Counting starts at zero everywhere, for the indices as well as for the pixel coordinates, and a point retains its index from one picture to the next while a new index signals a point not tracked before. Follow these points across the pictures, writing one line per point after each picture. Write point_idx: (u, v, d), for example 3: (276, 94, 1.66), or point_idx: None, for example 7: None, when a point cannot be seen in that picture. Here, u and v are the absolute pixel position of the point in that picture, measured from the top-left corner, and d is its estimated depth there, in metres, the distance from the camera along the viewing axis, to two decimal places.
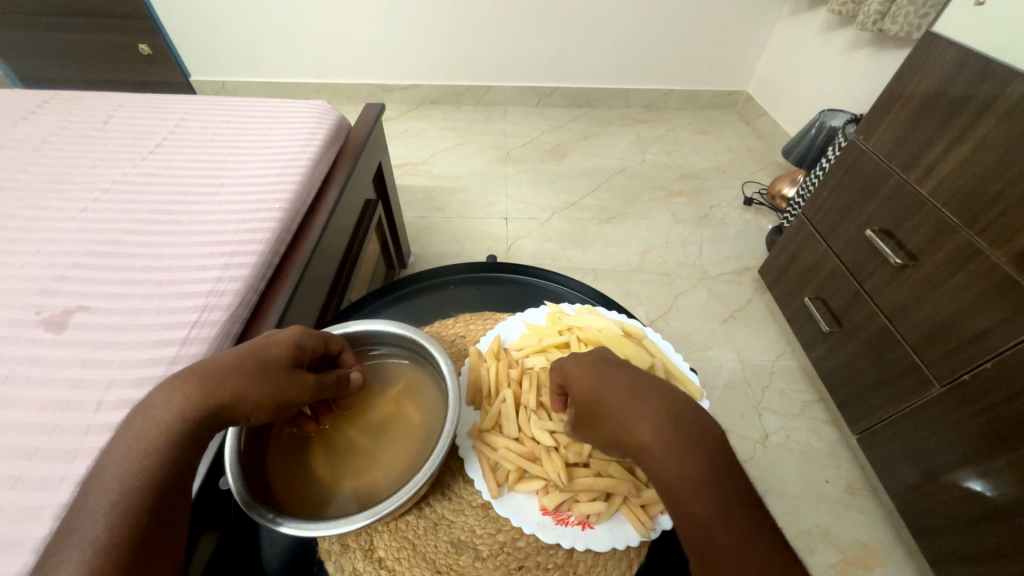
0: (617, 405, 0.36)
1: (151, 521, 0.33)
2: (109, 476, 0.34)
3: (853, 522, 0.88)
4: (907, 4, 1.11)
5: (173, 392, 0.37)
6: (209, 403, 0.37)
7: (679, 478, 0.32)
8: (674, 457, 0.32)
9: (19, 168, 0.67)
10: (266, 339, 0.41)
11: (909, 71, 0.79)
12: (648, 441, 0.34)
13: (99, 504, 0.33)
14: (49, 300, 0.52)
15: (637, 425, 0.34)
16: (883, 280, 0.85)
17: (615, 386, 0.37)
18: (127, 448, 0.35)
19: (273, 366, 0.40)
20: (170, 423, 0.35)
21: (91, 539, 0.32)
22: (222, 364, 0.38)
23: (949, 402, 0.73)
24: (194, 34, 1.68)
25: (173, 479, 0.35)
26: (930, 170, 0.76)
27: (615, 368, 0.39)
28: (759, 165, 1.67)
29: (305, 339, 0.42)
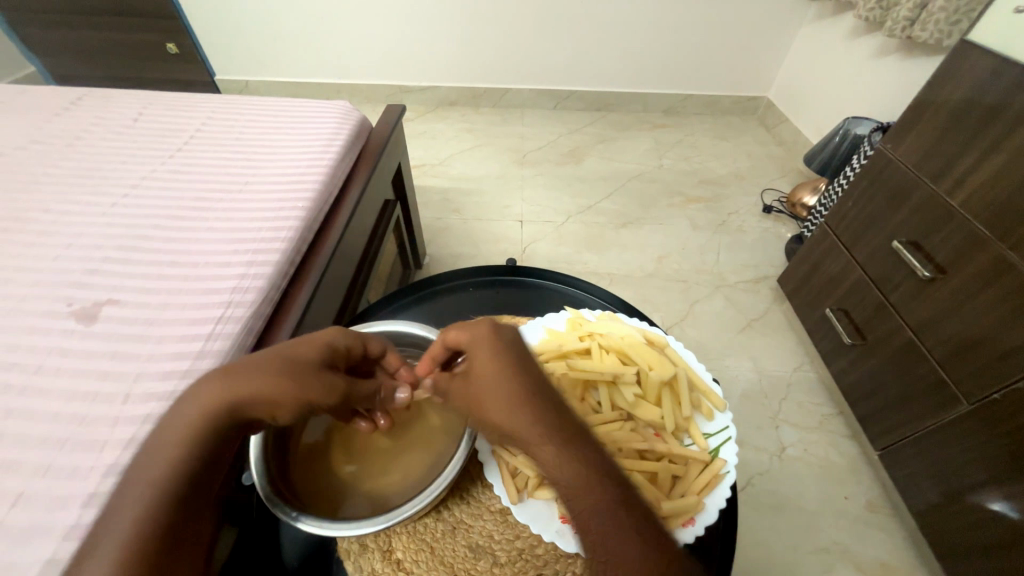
0: (519, 398, 0.37)
1: (178, 516, 0.34)
2: (147, 468, 0.35)
3: (872, 540, 0.86)
4: (937, 10, 1.08)
5: (209, 393, 0.37)
6: (244, 405, 0.37)
7: (576, 469, 0.34)
8: (569, 449, 0.35)
9: (53, 163, 0.69)
10: (298, 339, 0.41)
11: (941, 78, 0.77)
12: (544, 437, 0.35)
13: (135, 496, 0.34)
14: (80, 292, 0.53)
15: (535, 419, 0.36)
16: (909, 293, 0.83)
17: (518, 378, 0.38)
18: (166, 441, 0.36)
19: (303, 367, 0.39)
20: (206, 422, 0.36)
21: (124, 530, 0.33)
22: (252, 363, 0.38)
23: (977, 421, 0.70)
24: (220, 34, 1.72)
25: (201, 476, 0.36)
26: (960, 182, 0.74)
27: (521, 357, 0.40)
28: (779, 172, 1.64)
29: (336, 340, 0.42)
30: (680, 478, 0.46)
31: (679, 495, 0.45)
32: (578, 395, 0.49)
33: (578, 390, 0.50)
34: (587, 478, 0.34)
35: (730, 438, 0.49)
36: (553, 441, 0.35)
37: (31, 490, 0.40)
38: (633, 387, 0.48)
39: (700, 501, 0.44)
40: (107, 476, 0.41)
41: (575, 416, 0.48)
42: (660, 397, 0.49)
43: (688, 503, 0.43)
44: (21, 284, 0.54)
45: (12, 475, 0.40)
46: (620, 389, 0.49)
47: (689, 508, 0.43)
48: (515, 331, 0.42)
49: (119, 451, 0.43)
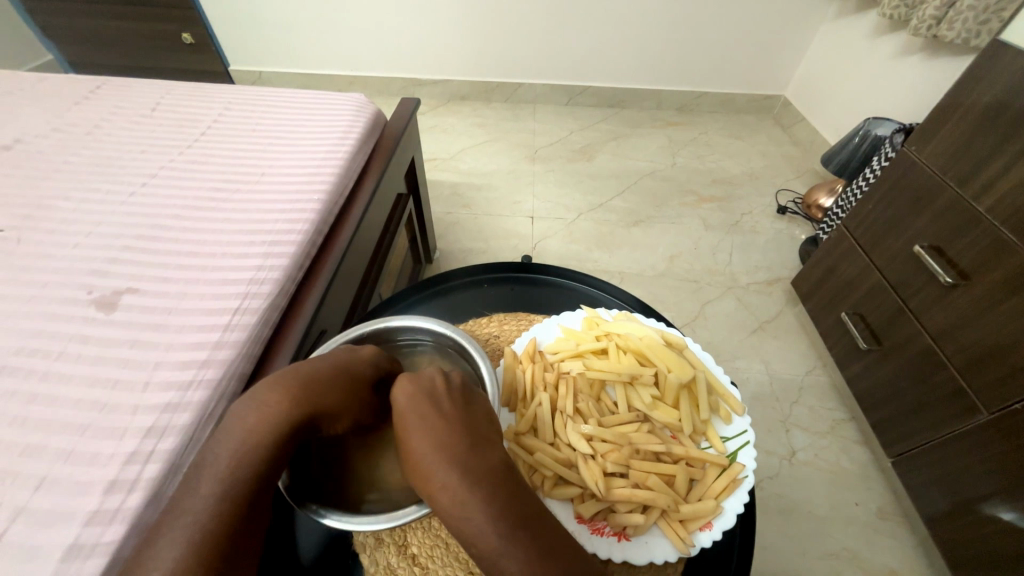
0: (425, 447, 0.39)
1: (241, 511, 0.36)
2: (216, 463, 0.38)
3: (881, 547, 0.85)
4: (966, 8, 1.05)
5: (278, 394, 0.40)
6: (308, 407, 0.41)
7: (471, 518, 0.36)
8: (461, 497, 0.36)
9: (73, 151, 0.70)
10: (352, 355, 0.45)
11: (971, 80, 0.76)
12: (441, 487, 0.37)
13: (205, 491, 0.36)
14: (101, 281, 0.54)
15: (426, 473, 0.38)
16: (929, 299, 0.81)
17: (422, 429, 0.40)
18: (234, 440, 0.38)
19: (361, 381, 0.44)
20: (277, 420, 0.39)
21: (196, 523, 0.35)
22: (318, 374, 0.42)
23: (995, 432, 0.69)
24: (234, 25, 1.72)
25: (264, 475, 0.38)
26: (988, 186, 0.72)
27: (424, 406, 0.41)
28: (794, 173, 1.61)
29: (383, 358, 0.47)
30: (698, 482, 0.45)
31: (697, 499, 0.44)
32: (593, 396, 0.50)
33: (593, 390, 0.50)
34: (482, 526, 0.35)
35: (749, 443, 0.48)
36: (448, 491, 0.37)
37: (53, 474, 0.40)
38: (650, 389, 0.49)
39: (717, 505, 0.43)
40: (128, 462, 0.42)
41: (591, 417, 0.48)
42: (677, 400, 0.49)
43: (706, 508, 0.43)
44: (42, 270, 0.54)
45: (35, 459, 0.41)
46: (637, 390, 0.49)
47: (706, 513, 0.43)
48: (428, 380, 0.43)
49: (139, 438, 0.43)
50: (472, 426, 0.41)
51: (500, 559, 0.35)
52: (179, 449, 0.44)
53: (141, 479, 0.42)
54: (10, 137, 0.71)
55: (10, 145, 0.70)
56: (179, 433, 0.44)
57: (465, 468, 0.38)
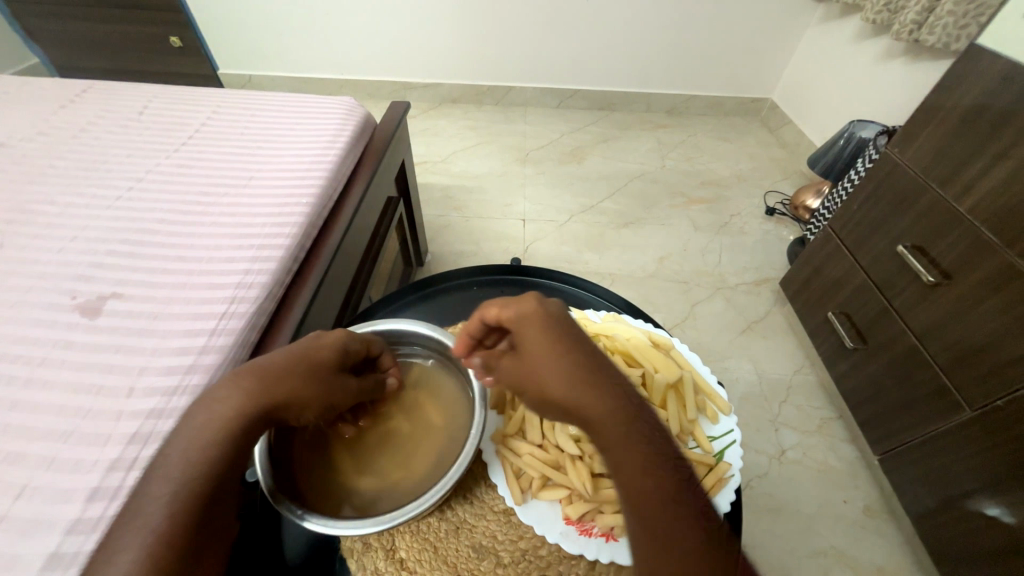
0: (581, 371, 0.38)
1: (203, 514, 0.35)
2: (170, 465, 0.37)
3: (869, 544, 0.86)
4: (945, 14, 1.08)
5: (233, 390, 0.39)
6: (266, 403, 0.39)
7: (636, 443, 0.36)
8: (627, 420, 0.37)
9: (58, 155, 0.69)
10: (315, 342, 0.43)
11: (950, 84, 0.77)
12: (602, 409, 0.37)
13: (159, 494, 0.35)
14: (85, 286, 0.53)
15: (598, 396, 0.37)
16: (913, 297, 0.83)
17: (582, 357, 0.39)
18: (189, 440, 0.37)
19: (324, 369, 0.42)
20: (229, 419, 0.38)
21: (153, 526, 0.34)
22: (276, 365, 0.41)
23: (979, 428, 0.70)
24: (223, 28, 1.71)
25: (226, 475, 0.37)
26: (970, 187, 0.74)
27: (574, 335, 0.41)
28: (781, 175, 1.64)
29: (350, 343, 0.45)
30: None
31: None
32: None
33: None
34: (645, 451, 0.36)
35: (735, 442, 0.49)
36: (616, 415, 0.36)
37: (35, 483, 0.40)
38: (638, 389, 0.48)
39: None
40: (111, 471, 0.41)
41: None
42: (665, 399, 0.49)
43: None
44: (24, 275, 0.53)
45: (16, 467, 0.40)
46: None
47: None
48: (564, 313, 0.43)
49: (123, 445, 0.43)
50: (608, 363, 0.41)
51: (668, 493, 0.34)
52: None
53: (125, 486, 0.41)
54: None
55: None
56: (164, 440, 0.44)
57: (624, 395, 0.38)
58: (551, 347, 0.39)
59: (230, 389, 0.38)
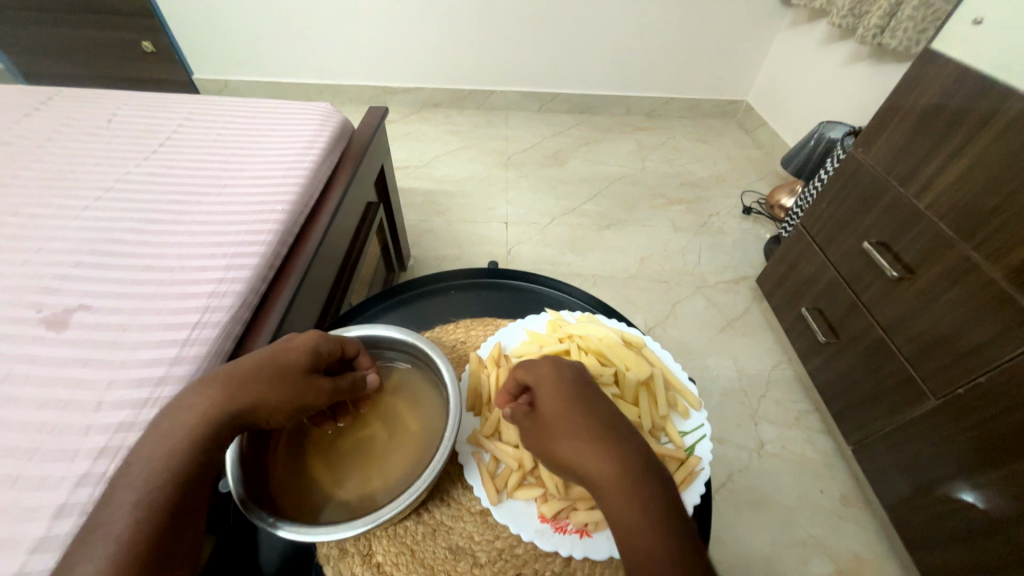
0: (585, 432, 0.39)
1: (169, 521, 0.35)
2: (136, 472, 0.36)
3: (847, 532, 0.89)
4: (906, 18, 1.12)
5: (200, 395, 0.39)
6: (232, 407, 0.39)
7: (635, 506, 0.35)
8: (627, 482, 0.36)
9: (22, 165, 0.67)
10: (285, 346, 0.43)
11: (908, 86, 0.81)
12: (602, 472, 0.37)
13: (124, 502, 0.35)
14: (51, 298, 0.52)
15: (598, 456, 0.37)
16: (879, 292, 0.86)
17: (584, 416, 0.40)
18: (155, 447, 0.37)
19: (294, 372, 0.42)
20: (195, 424, 0.38)
21: (118, 536, 0.34)
22: (244, 369, 0.41)
23: (945, 415, 0.73)
24: (198, 33, 1.69)
25: (195, 481, 0.37)
26: (928, 184, 0.77)
27: (581, 394, 0.42)
28: (757, 175, 1.68)
29: (323, 344, 0.45)
30: None
31: None
32: None
33: None
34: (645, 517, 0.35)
35: (705, 436, 0.50)
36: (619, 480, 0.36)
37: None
38: (610, 387, 0.50)
39: None
40: (79, 486, 0.40)
41: None
42: (637, 396, 0.50)
43: None
44: None
45: None
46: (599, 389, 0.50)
47: None
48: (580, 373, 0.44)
49: (92, 460, 0.42)
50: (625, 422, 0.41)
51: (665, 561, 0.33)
52: None
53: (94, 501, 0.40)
54: None
55: None
56: None
57: (628, 457, 0.37)
58: (557, 406, 0.40)
59: (197, 395, 0.39)
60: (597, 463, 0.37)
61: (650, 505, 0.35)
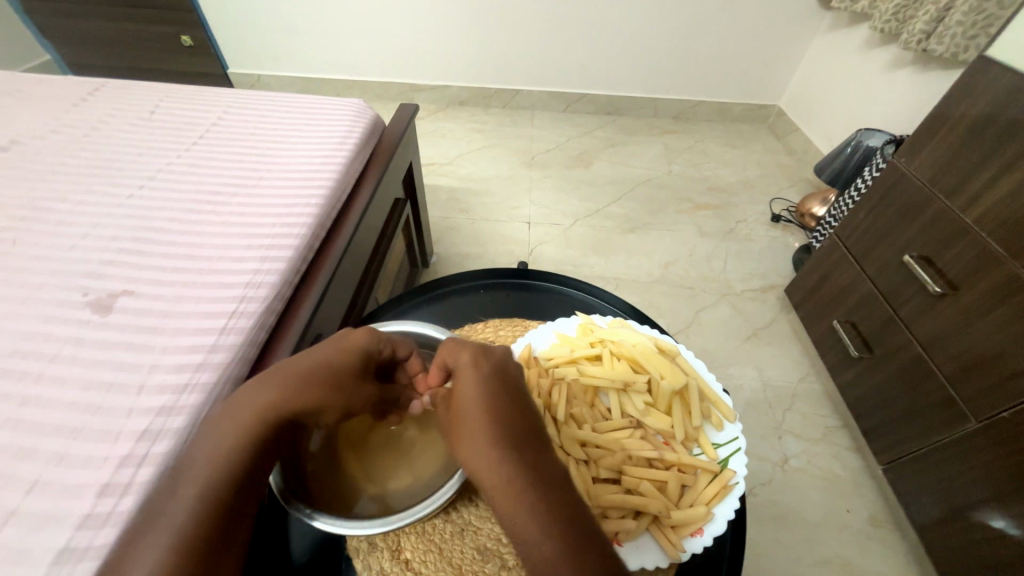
0: (480, 417, 0.40)
1: (224, 514, 0.36)
2: (196, 463, 0.38)
3: (874, 555, 0.86)
4: (954, 24, 1.08)
5: (260, 392, 0.40)
6: (290, 405, 0.40)
7: (527, 507, 0.36)
8: (518, 483, 0.37)
9: (71, 153, 0.70)
10: (336, 346, 0.44)
11: (958, 94, 0.77)
12: (497, 474, 0.37)
13: (185, 491, 0.36)
14: (96, 283, 0.54)
15: (485, 441, 0.39)
16: (919, 307, 0.83)
17: (484, 402, 0.40)
18: (218, 438, 0.39)
19: (343, 373, 0.43)
20: (256, 419, 0.39)
21: (177, 525, 0.35)
22: (298, 368, 0.41)
23: (984, 440, 0.70)
24: (233, 28, 1.73)
25: (250, 474, 0.39)
26: (976, 198, 0.74)
27: (490, 382, 0.42)
28: (788, 182, 1.64)
29: (371, 347, 0.45)
30: (689, 487, 0.46)
31: (688, 505, 0.45)
32: (588, 401, 0.51)
33: (587, 396, 0.51)
34: (535, 517, 0.35)
35: (740, 450, 0.49)
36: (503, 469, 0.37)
37: (46, 478, 0.40)
38: (643, 395, 0.50)
39: (708, 511, 0.44)
40: (120, 467, 0.42)
41: (585, 422, 0.49)
42: (670, 406, 0.50)
43: (696, 514, 0.44)
44: (36, 272, 0.54)
45: (29, 461, 0.41)
46: (631, 397, 0.50)
47: (697, 519, 0.44)
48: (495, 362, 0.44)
49: (133, 441, 0.43)
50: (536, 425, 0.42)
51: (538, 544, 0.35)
52: (173, 452, 0.44)
53: (134, 482, 0.42)
54: (7, 139, 0.71)
55: (8, 146, 0.70)
56: (173, 437, 0.44)
57: (526, 460, 0.38)
58: (460, 392, 0.42)
59: (257, 390, 0.40)
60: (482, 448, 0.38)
61: (536, 505, 0.36)
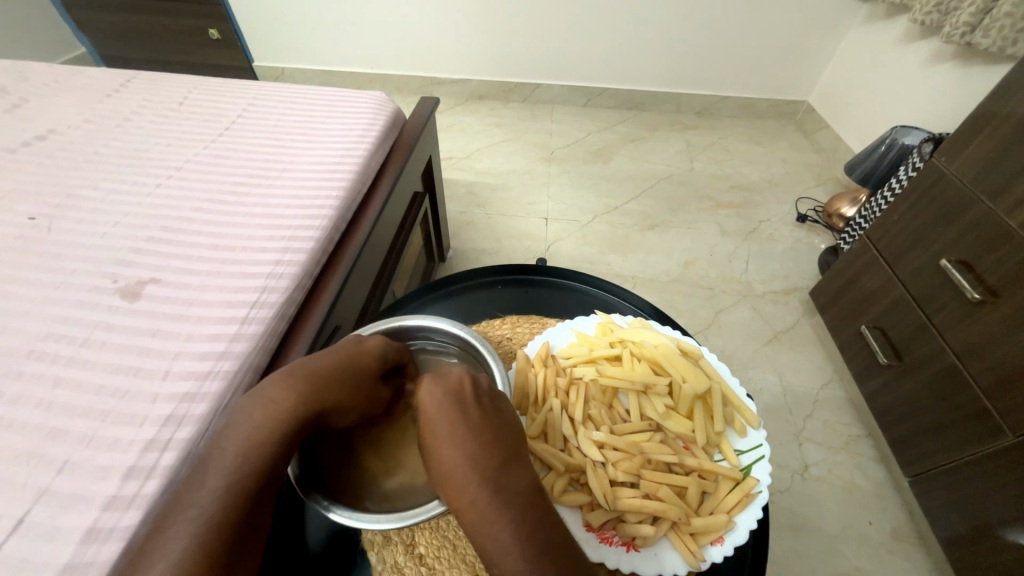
0: (452, 448, 0.37)
1: (249, 507, 0.37)
2: (222, 455, 0.38)
3: (896, 569, 0.83)
4: (1002, 16, 1.01)
5: (284, 390, 0.41)
6: (314, 403, 0.41)
7: (499, 540, 0.34)
8: (489, 512, 0.35)
9: (103, 143, 0.71)
10: (357, 348, 0.45)
11: (1005, 91, 0.73)
12: (466, 502, 0.35)
13: (212, 483, 0.37)
14: (126, 270, 0.55)
15: (461, 476, 0.36)
16: (955, 315, 0.79)
17: (455, 432, 0.37)
18: (242, 433, 0.39)
19: (365, 375, 0.44)
20: (282, 415, 0.40)
21: (205, 515, 0.35)
22: (324, 368, 0.43)
23: (1020, 457, 0.67)
24: (258, 22, 1.75)
25: (273, 469, 0.39)
26: (1022, 201, 0.70)
27: (459, 406, 0.39)
28: (815, 181, 1.58)
29: (388, 351, 0.47)
30: (710, 494, 0.45)
31: (709, 512, 0.44)
32: (606, 403, 0.50)
33: (606, 397, 0.51)
34: (510, 548, 0.33)
35: (763, 457, 0.48)
36: (477, 506, 0.35)
37: (75, 458, 0.42)
38: (663, 399, 0.49)
39: (730, 519, 0.43)
40: (146, 450, 0.43)
41: (603, 424, 0.48)
42: (692, 410, 0.49)
43: (717, 522, 0.43)
44: (69, 258, 0.56)
45: (59, 442, 0.42)
46: (650, 399, 0.49)
47: (718, 527, 0.43)
48: (466, 382, 0.41)
49: (158, 426, 0.44)
50: (510, 442, 0.39)
51: None
52: (196, 437, 0.45)
53: (159, 466, 0.43)
54: (43, 128, 0.73)
55: (43, 135, 0.72)
56: (195, 424, 0.45)
57: (502, 491, 0.35)
58: (429, 421, 0.38)
59: (281, 388, 0.41)
60: (456, 484, 0.36)
61: (513, 540, 0.33)
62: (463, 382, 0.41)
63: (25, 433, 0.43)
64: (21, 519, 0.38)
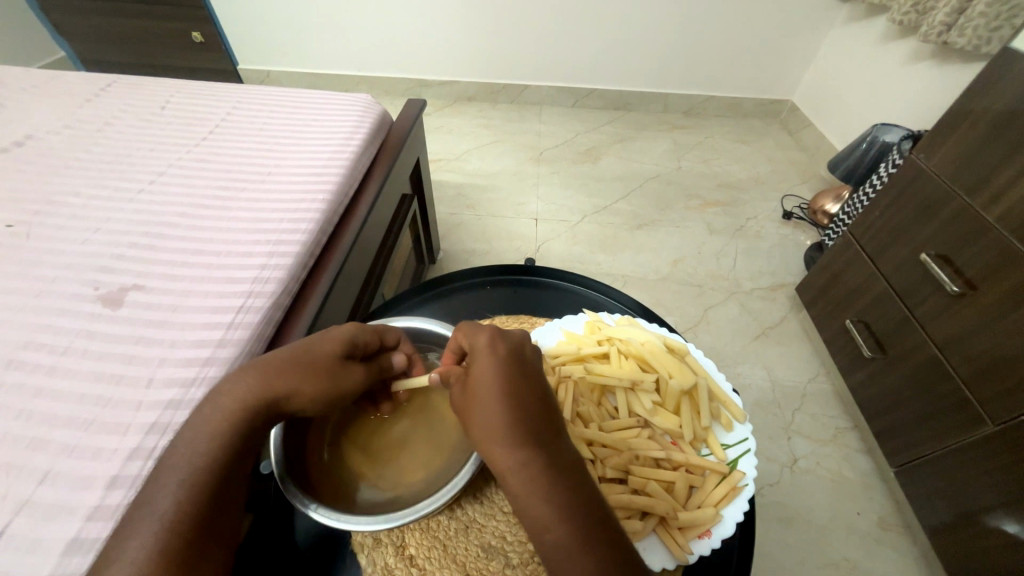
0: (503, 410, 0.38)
1: (208, 505, 0.37)
2: (180, 455, 0.38)
3: (883, 558, 0.84)
4: (977, 15, 1.04)
5: (236, 384, 0.40)
6: (269, 396, 0.40)
7: (547, 505, 0.35)
8: (540, 478, 0.35)
9: (82, 148, 0.70)
10: (320, 335, 0.44)
11: (981, 88, 0.75)
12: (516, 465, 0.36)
13: (169, 482, 0.37)
14: (108, 277, 0.54)
15: (511, 440, 0.37)
16: (936, 307, 0.81)
17: (510, 395, 0.38)
18: (199, 430, 0.39)
19: (329, 363, 0.43)
20: (233, 410, 0.39)
21: (161, 514, 0.35)
22: (282, 359, 0.41)
23: (1000, 444, 0.68)
24: (243, 25, 1.74)
25: (234, 465, 0.39)
26: (997, 196, 0.71)
27: (513, 371, 0.40)
28: (800, 178, 1.61)
29: (356, 336, 0.45)
30: (697, 488, 0.46)
31: (696, 506, 0.45)
32: (594, 400, 0.51)
33: (594, 395, 0.51)
34: (557, 513, 0.34)
35: (750, 450, 0.48)
36: (528, 469, 0.36)
37: (57, 469, 0.41)
38: (651, 395, 0.49)
39: (716, 512, 0.44)
40: (132, 459, 0.42)
41: (592, 421, 0.49)
42: (678, 406, 0.49)
43: (704, 516, 0.44)
44: (48, 266, 0.55)
45: (39, 453, 0.42)
46: (638, 396, 0.50)
47: (706, 520, 0.43)
48: (517, 349, 0.42)
49: (142, 435, 0.43)
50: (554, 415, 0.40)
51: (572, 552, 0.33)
52: None
53: (143, 474, 0.42)
54: (21, 133, 0.72)
55: (22, 141, 0.70)
56: None
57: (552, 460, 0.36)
58: (481, 383, 0.39)
59: (234, 383, 0.40)
60: (508, 449, 0.36)
61: (562, 504, 0.35)
62: (517, 347, 0.42)
63: (3, 445, 0.42)
64: (2, 533, 0.37)
